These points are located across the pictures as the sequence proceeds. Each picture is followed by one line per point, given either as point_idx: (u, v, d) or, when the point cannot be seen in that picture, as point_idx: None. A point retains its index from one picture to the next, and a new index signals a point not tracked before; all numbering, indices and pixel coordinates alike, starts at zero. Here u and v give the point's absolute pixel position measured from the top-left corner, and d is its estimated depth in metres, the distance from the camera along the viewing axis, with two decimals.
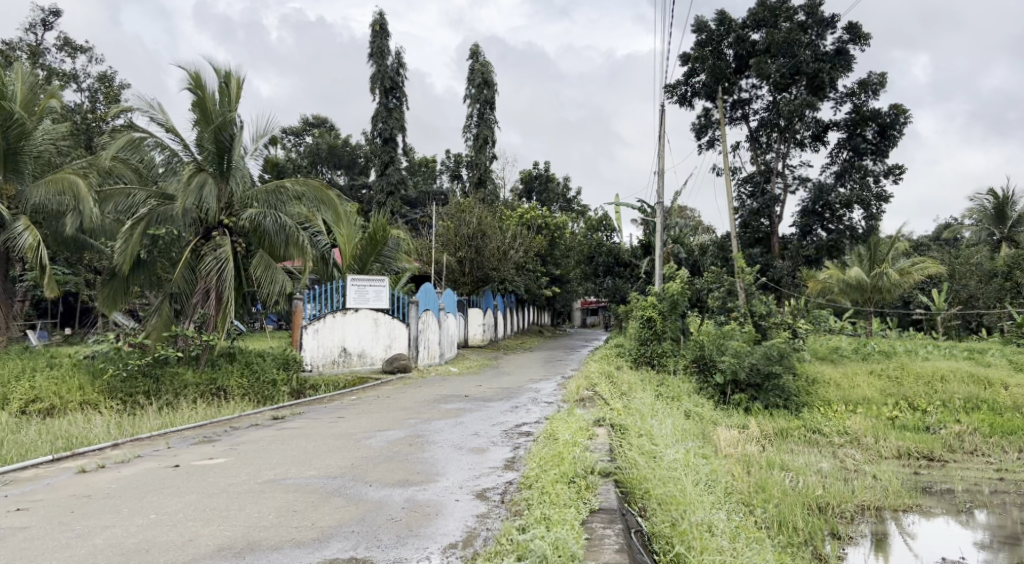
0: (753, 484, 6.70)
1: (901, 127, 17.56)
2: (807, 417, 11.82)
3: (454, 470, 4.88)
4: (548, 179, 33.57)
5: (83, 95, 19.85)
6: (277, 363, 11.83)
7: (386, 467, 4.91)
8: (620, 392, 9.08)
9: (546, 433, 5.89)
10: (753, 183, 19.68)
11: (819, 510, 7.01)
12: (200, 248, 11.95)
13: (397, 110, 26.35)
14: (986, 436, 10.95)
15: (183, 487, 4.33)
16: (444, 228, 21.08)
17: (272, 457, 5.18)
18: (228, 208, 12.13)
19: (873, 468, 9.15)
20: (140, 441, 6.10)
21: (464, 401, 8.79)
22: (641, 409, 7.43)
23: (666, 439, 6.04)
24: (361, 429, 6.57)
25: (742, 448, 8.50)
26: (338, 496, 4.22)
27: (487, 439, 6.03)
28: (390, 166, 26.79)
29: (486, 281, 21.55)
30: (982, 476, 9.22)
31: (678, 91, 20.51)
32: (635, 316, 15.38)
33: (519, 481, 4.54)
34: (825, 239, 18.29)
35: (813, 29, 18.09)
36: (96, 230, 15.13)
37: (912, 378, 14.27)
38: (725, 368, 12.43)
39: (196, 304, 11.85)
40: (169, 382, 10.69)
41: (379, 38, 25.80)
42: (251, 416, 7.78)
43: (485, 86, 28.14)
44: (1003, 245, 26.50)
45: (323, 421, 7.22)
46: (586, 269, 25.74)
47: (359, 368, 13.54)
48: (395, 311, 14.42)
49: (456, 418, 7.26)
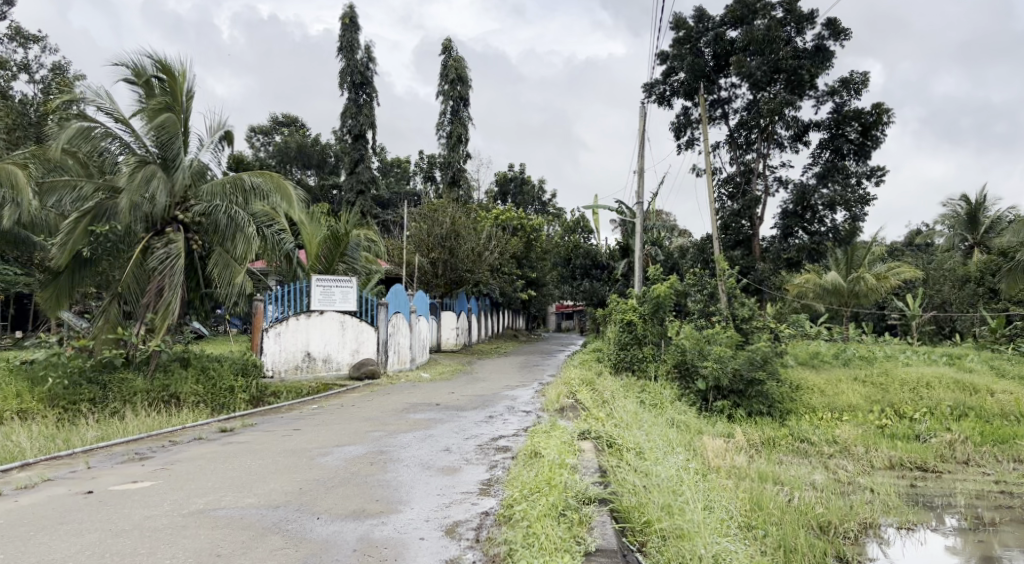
0: (749, 500, 6.13)
1: (883, 126, 17.31)
2: (794, 426, 11.36)
3: (419, 497, 4.18)
4: (524, 181, 33.11)
5: (34, 87, 18.76)
6: (235, 369, 11.00)
7: (339, 493, 4.20)
8: (602, 400, 8.49)
9: (527, 449, 5.25)
10: (733, 184, 19.25)
11: (821, 530, 6.47)
12: (152, 244, 11.08)
13: (366, 106, 25.61)
14: (978, 445, 10.54)
15: (85, 522, 3.58)
16: (415, 229, 20.31)
17: (207, 480, 4.43)
18: (182, 202, 11.34)
19: (867, 481, 8.61)
20: (58, 460, 5.33)
21: (434, 411, 8.12)
22: (626, 418, 6.84)
23: (658, 454, 5.44)
24: (316, 444, 5.85)
25: (731, 459, 7.90)
26: (275, 534, 3.51)
27: (460, 456, 5.36)
28: (360, 163, 25.91)
29: (460, 283, 20.86)
30: (981, 489, 8.72)
31: (656, 90, 20.07)
32: (615, 320, 14.79)
33: (497, 513, 3.88)
34: (807, 242, 17.99)
35: (791, 25, 17.69)
36: (38, 223, 14.08)
37: (897, 385, 13.90)
38: (707, 374, 11.92)
39: (147, 305, 10.89)
40: (117, 390, 9.80)
41: (350, 31, 25.15)
42: (195, 429, 7.01)
43: (459, 82, 27.42)
44: (975, 250, 26.57)
45: (276, 435, 6.49)
46: (563, 271, 25.20)
47: (324, 374, 12.75)
48: (363, 313, 13.62)
49: (426, 430, 6.59)
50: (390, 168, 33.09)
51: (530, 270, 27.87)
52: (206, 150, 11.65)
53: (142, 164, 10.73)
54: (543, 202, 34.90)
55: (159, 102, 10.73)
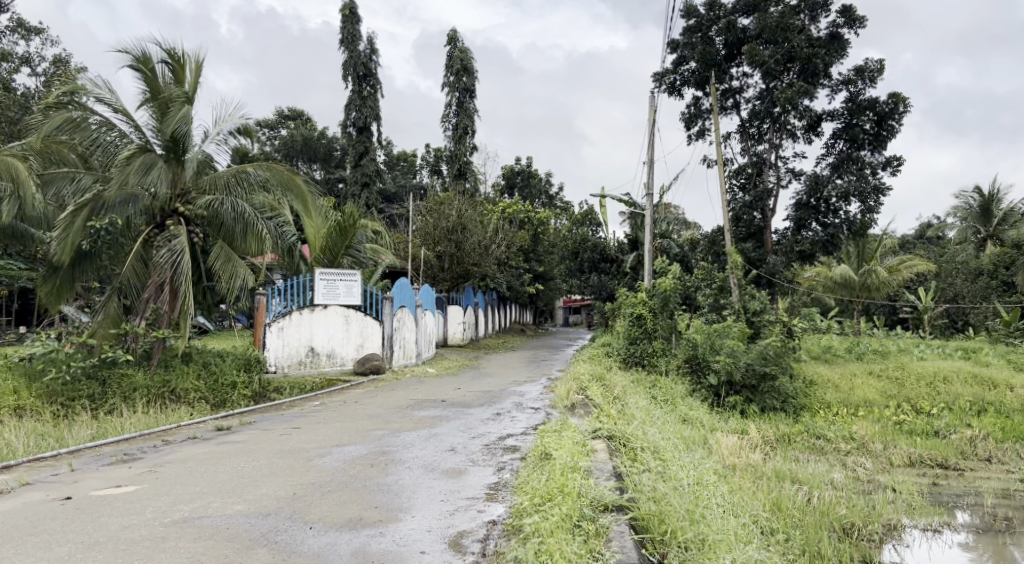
0: (766, 501, 5.78)
1: (899, 116, 16.88)
2: (809, 422, 11.02)
3: (421, 504, 3.90)
4: (530, 174, 32.74)
5: (37, 80, 18.57)
6: (237, 364, 10.77)
7: (335, 499, 3.93)
8: (612, 396, 8.18)
9: (536, 450, 4.96)
10: (745, 175, 18.81)
11: (844, 533, 6.12)
12: (154, 237, 10.87)
13: (371, 98, 25.26)
14: (999, 441, 10.17)
15: (57, 534, 3.34)
16: (421, 222, 20.04)
17: (194, 484, 4.17)
18: (183, 195, 11.08)
19: (887, 479, 8.29)
20: (41, 461, 5.09)
21: (439, 407, 7.86)
22: (638, 416, 6.52)
23: (674, 454, 5.14)
24: (315, 444, 5.58)
25: (746, 458, 7.59)
26: (262, 547, 3.25)
27: (465, 457, 5.08)
28: (364, 156, 25.59)
29: (466, 277, 20.56)
30: (1006, 487, 8.39)
31: (666, 80, 19.70)
32: (624, 313, 14.46)
33: (506, 523, 3.61)
34: (820, 233, 17.58)
35: (805, 13, 17.25)
36: (37, 218, 13.90)
37: (913, 379, 13.55)
38: (718, 369, 11.60)
39: (149, 299, 10.67)
40: (116, 386, 9.58)
41: (350, 23, 24.92)
42: (190, 427, 6.76)
43: (465, 73, 27.03)
44: (988, 243, 26.06)
45: (273, 433, 6.22)
46: (571, 265, 24.85)
47: (328, 369, 12.51)
48: (368, 307, 13.33)
49: (430, 429, 6.31)
50: (397, 162, 32.82)
51: (537, 263, 27.54)
52: (211, 142, 11.42)
53: (142, 152, 10.55)
54: (550, 195, 34.53)
55: (171, 93, 10.51)
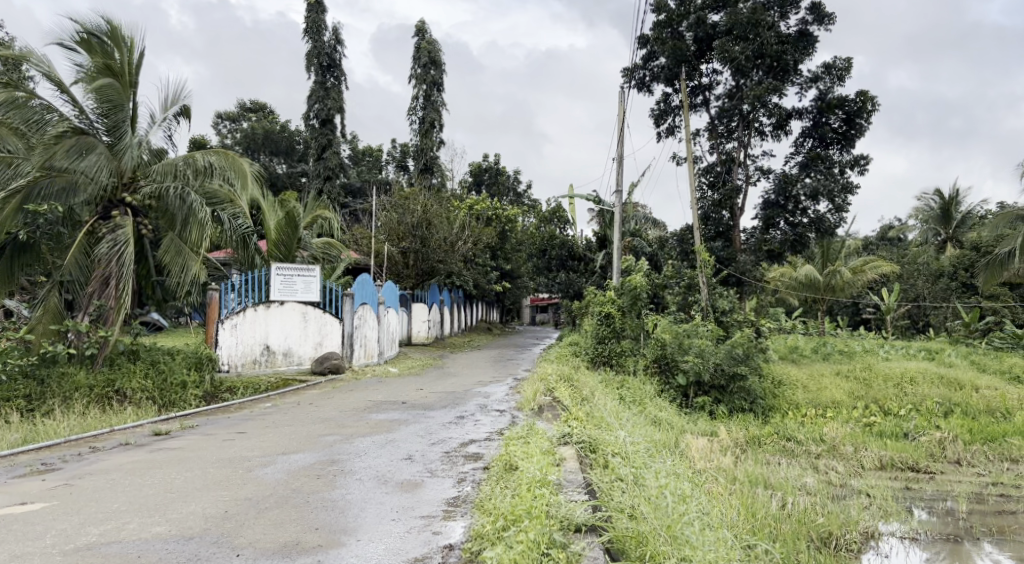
0: (740, 507, 5.49)
1: (867, 115, 16.90)
2: (779, 424, 10.82)
3: (369, 524, 3.50)
4: (498, 171, 32.36)
5: None
6: (188, 362, 10.14)
7: (272, 519, 3.51)
8: (581, 397, 7.84)
9: (501, 459, 4.58)
10: (713, 174, 18.68)
11: (821, 544, 5.85)
12: (98, 228, 10.03)
13: (335, 90, 24.62)
14: (967, 444, 10.10)
15: None
16: (385, 218, 19.44)
17: (111, 501, 3.71)
18: (130, 182, 10.27)
19: (860, 483, 8.11)
20: None
21: (399, 410, 7.42)
22: (607, 419, 6.20)
23: (645, 459, 4.82)
24: (259, 452, 5.11)
25: (718, 462, 7.31)
26: None
27: (422, 466, 4.69)
28: (327, 149, 24.90)
29: (432, 274, 20.12)
30: (978, 492, 8.26)
31: (636, 76, 19.55)
32: (592, 312, 14.15)
33: (464, 549, 3.22)
34: (789, 233, 17.56)
35: (774, 9, 17.23)
36: None
37: (881, 380, 13.50)
38: (688, 369, 11.37)
39: (92, 294, 9.88)
40: (57, 386, 8.88)
41: (314, 12, 24.12)
42: (126, 433, 6.21)
43: (432, 66, 26.56)
44: (948, 245, 26.44)
45: (216, 439, 5.71)
46: (538, 263, 24.56)
47: (284, 369, 11.95)
48: (326, 305, 12.81)
49: (388, 434, 5.90)
50: (363, 157, 32.22)
51: (504, 261, 27.20)
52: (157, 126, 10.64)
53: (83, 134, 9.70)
54: (518, 193, 34.25)
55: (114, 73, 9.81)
